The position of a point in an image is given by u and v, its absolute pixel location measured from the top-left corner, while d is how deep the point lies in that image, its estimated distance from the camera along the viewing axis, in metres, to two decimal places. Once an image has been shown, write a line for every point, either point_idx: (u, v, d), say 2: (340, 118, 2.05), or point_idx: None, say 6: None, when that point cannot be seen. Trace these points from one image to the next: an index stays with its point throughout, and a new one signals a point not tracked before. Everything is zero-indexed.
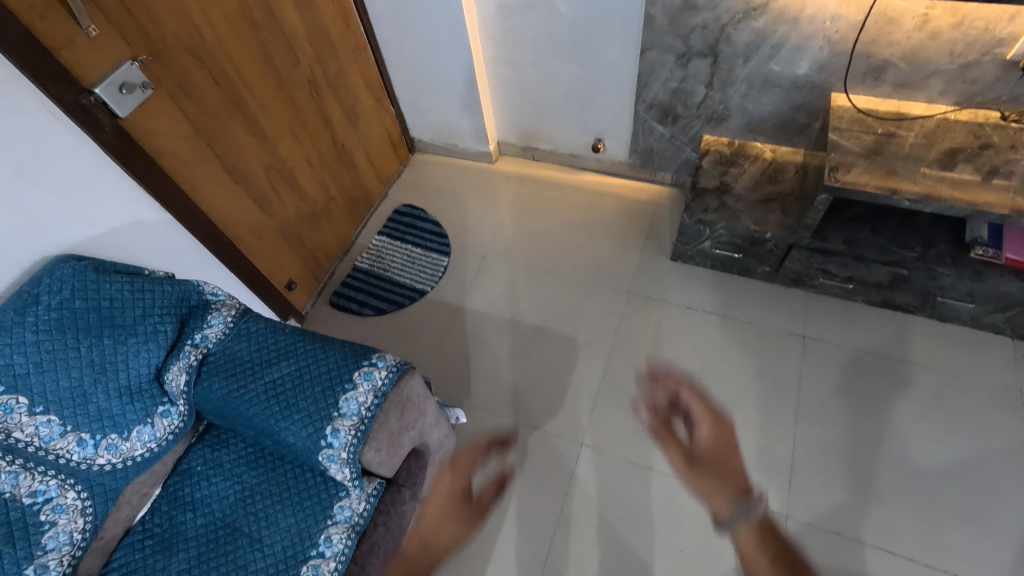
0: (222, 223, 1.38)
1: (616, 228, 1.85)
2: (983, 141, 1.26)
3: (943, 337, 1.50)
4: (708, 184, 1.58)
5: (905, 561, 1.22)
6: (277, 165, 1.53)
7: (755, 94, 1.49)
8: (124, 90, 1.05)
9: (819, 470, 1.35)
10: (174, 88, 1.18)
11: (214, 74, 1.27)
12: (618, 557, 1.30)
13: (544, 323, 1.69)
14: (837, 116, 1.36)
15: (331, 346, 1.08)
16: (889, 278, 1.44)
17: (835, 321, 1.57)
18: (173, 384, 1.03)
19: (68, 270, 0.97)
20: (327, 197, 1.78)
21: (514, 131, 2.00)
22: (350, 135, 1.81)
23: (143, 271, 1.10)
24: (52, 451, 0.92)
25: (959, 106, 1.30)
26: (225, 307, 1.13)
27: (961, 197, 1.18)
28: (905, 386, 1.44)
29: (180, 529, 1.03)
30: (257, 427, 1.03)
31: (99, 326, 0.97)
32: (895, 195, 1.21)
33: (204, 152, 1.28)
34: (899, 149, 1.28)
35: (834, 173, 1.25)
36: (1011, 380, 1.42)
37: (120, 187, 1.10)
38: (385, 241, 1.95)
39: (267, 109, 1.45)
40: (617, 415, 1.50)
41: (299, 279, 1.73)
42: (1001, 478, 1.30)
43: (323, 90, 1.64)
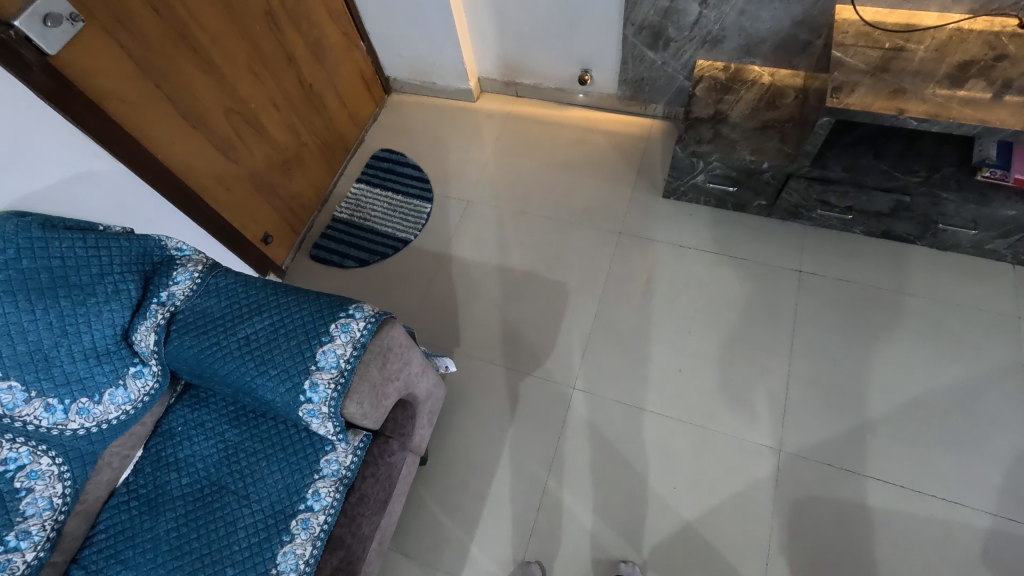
0: (184, 174, 1.30)
1: (607, 166, 1.76)
2: (999, 52, 1.17)
3: (941, 265, 1.46)
4: (701, 112, 1.49)
5: (896, 488, 1.24)
6: (239, 109, 1.43)
7: (753, 10, 1.37)
8: (48, 23, 0.95)
9: (810, 403, 1.34)
10: (109, 20, 1.07)
11: (154, 2, 1.15)
12: (611, 494, 1.30)
13: (533, 268, 1.63)
14: (840, 31, 1.26)
15: (305, 298, 1.02)
16: (890, 207, 1.38)
17: (833, 253, 1.52)
18: (142, 344, 1.00)
19: (11, 227, 0.90)
20: (298, 143, 1.68)
21: (495, 65, 1.86)
22: (317, 74, 1.68)
23: (97, 226, 1.03)
24: (18, 417, 0.90)
25: (974, 14, 1.20)
26: (192, 262, 1.08)
27: (971, 114, 1.10)
28: (903, 317, 1.42)
29: (166, 489, 1.01)
30: (234, 385, 1.00)
31: (53, 286, 0.92)
32: (901, 115, 1.13)
33: (152, 94, 1.19)
34: (908, 65, 1.19)
35: (836, 94, 1.17)
36: (1010, 306, 1.39)
37: (68, 141, 1.04)
38: (364, 189, 1.85)
39: (221, 45, 1.33)
40: (608, 357, 1.47)
41: (276, 232, 1.66)
42: (993, 406, 1.29)
43: (283, 22, 1.51)
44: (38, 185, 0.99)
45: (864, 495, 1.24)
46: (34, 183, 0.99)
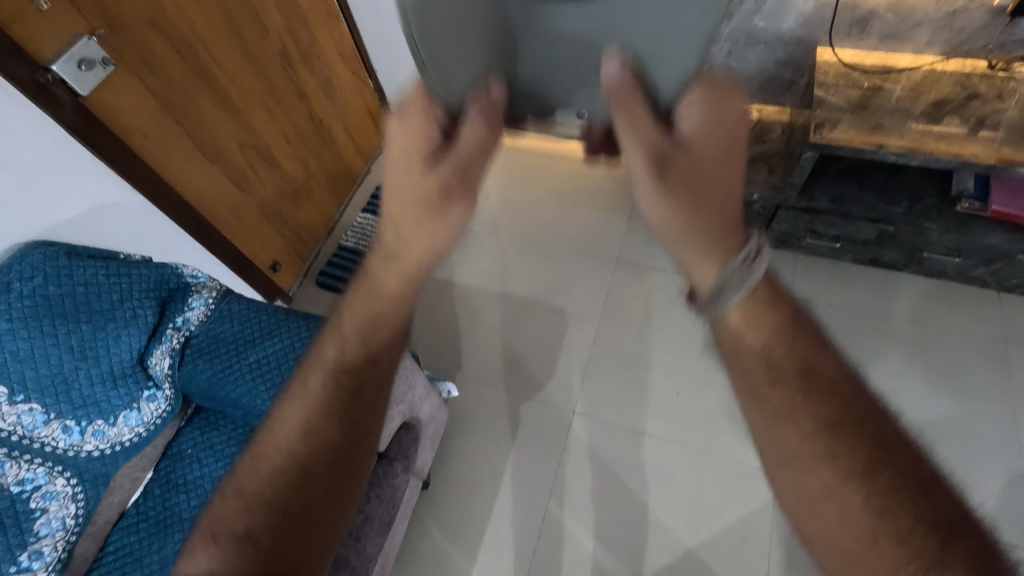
0: (200, 204, 1.36)
1: (604, 196, 1.83)
2: (971, 91, 1.25)
3: (928, 291, 1.51)
4: None
5: None
6: (253, 143, 1.50)
7: (740, 51, 1.44)
8: (82, 66, 1.03)
9: None
10: (137, 62, 1.14)
11: (179, 47, 1.23)
12: (612, 519, 1.32)
13: (534, 294, 1.68)
14: (822, 71, 1.35)
15: (314, 323, 1.07)
16: (876, 235, 1.43)
17: (824, 280, 1.57)
18: (157, 367, 1.04)
19: (41, 255, 0.96)
20: (308, 174, 1.75)
21: None
22: (326, 108, 1.76)
23: (118, 255, 1.09)
24: (38, 438, 0.94)
25: (947, 56, 1.29)
26: (206, 289, 1.12)
27: (946, 149, 1.17)
28: (894, 342, 1.46)
29: (175, 511, 1.03)
30: (245, 407, 1.04)
31: (76, 311, 0.97)
32: (880, 149, 1.20)
33: (173, 129, 1.26)
34: (886, 103, 1.27)
35: (819, 130, 1.25)
36: (998, 331, 1.44)
37: (90, 170, 1.10)
38: (370, 218, 1.92)
39: (238, 83, 1.41)
40: (608, 382, 1.50)
41: (284, 259, 1.71)
42: (984, 429, 1.32)
43: (297, 62, 1.60)
44: (65, 216, 1.07)
45: None
46: (58, 216, 1.06)
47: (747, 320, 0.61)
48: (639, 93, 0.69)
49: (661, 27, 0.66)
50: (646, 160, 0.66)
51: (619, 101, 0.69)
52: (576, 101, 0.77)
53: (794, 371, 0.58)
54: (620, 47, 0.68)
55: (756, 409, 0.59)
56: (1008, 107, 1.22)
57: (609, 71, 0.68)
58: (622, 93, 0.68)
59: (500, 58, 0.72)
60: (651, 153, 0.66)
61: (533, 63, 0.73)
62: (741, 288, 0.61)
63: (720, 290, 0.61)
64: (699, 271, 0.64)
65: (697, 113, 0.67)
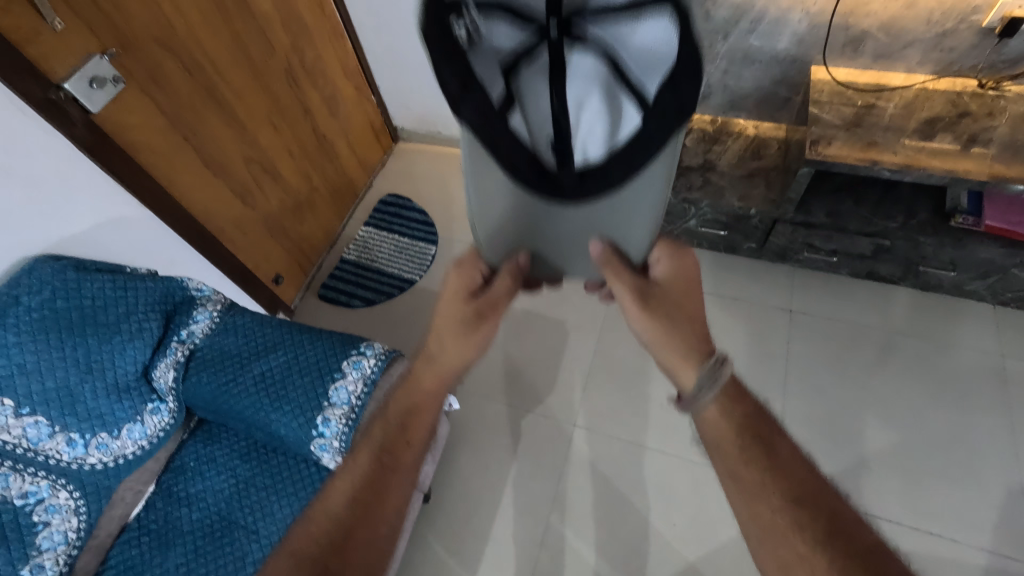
0: (205, 218, 1.38)
1: None
2: (962, 110, 1.28)
3: (924, 305, 1.53)
4: (692, 161, 1.58)
5: (894, 525, 1.26)
6: (258, 158, 1.52)
7: (735, 70, 1.47)
8: (93, 85, 1.05)
9: (806, 440, 1.38)
10: (146, 80, 1.17)
11: (188, 66, 1.26)
12: (613, 532, 1.32)
13: (534, 307, 1.69)
14: (817, 90, 1.37)
15: (319, 336, 1.08)
16: (872, 250, 1.46)
17: (822, 293, 1.59)
18: (161, 380, 1.05)
19: (48, 269, 0.97)
20: (311, 188, 1.77)
21: None
22: (329, 124, 1.79)
23: (125, 269, 1.10)
24: (41, 451, 0.94)
25: (938, 75, 1.32)
26: (211, 302, 1.14)
27: (940, 165, 1.19)
28: (892, 354, 1.47)
29: (177, 524, 1.03)
30: (248, 420, 1.04)
31: (82, 325, 0.98)
32: (875, 166, 1.22)
33: (180, 145, 1.28)
34: (879, 120, 1.30)
35: (815, 146, 1.27)
36: (994, 344, 1.45)
37: (98, 184, 1.11)
38: (372, 232, 1.94)
39: (244, 99, 1.44)
40: (608, 394, 1.51)
41: (286, 273, 1.73)
42: (983, 442, 1.33)
43: (301, 79, 1.63)
44: (71, 230, 1.09)
45: None
46: (64, 229, 1.07)
47: (723, 411, 0.67)
48: (619, 258, 0.81)
49: (629, 220, 0.79)
50: (631, 300, 0.78)
51: (612, 264, 0.81)
52: (579, 262, 0.86)
53: (762, 452, 0.64)
54: (602, 233, 0.81)
55: (735, 487, 0.63)
56: (999, 124, 1.25)
57: (598, 247, 0.81)
58: (612, 262, 0.80)
59: (516, 237, 0.83)
60: (634, 294, 0.78)
61: (546, 239, 0.83)
62: (712, 387, 0.68)
63: (697, 392, 0.69)
64: (682, 371, 0.73)
65: (663, 263, 0.82)
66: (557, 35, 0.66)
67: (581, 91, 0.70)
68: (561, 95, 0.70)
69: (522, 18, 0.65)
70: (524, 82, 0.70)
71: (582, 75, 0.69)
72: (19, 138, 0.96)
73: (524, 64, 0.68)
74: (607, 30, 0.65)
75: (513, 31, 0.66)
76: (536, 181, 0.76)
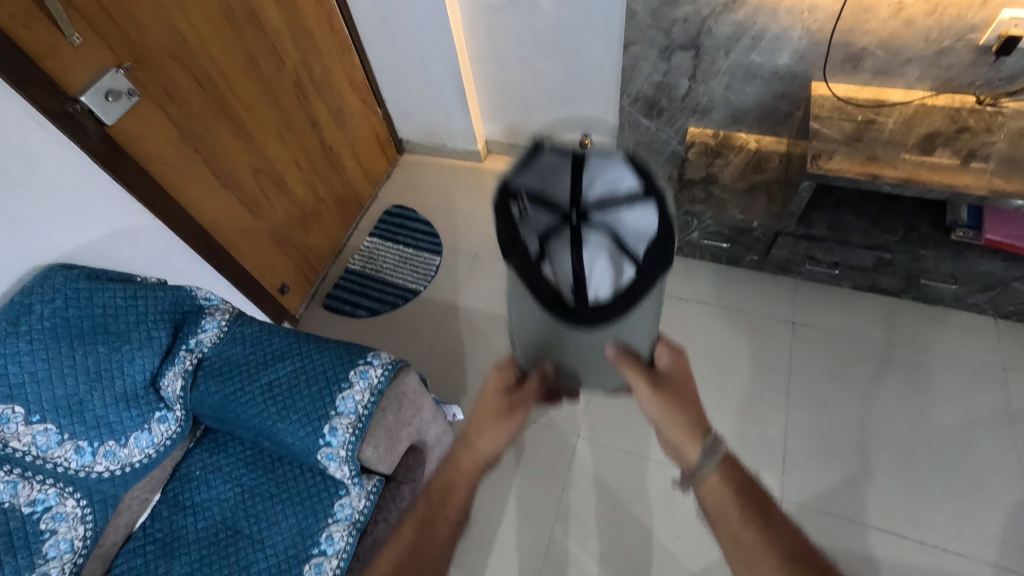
0: (214, 228, 1.40)
1: None
2: (961, 125, 1.30)
3: (926, 317, 1.54)
4: (694, 175, 1.61)
5: (898, 537, 1.26)
6: (266, 169, 1.54)
7: (737, 85, 1.50)
8: (109, 98, 1.07)
9: (809, 452, 1.38)
10: (159, 94, 1.19)
11: (200, 79, 1.28)
12: (617, 544, 1.32)
13: None
14: (817, 105, 1.39)
15: (326, 346, 1.09)
16: (873, 262, 1.47)
17: (824, 305, 1.60)
18: (169, 389, 1.05)
19: (60, 279, 0.99)
20: (317, 199, 1.79)
21: (501, 129, 2.01)
22: (336, 136, 1.81)
23: (135, 278, 1.12)
24: (50, 459, 0.95)
25: (937, 91, 1.34)
26: (219, 311, 1.15)
27: (940, 180, 1.21)
28: (894, 366, 1.48)
29: (182, 533, 1.04)
30: (255, 429, 1.05)
31: (93, 333, 0.98)
32: (875, 180, 1.24)
33: (191, 157, 1.30)
34: (879, 136, 1.31)
35: (817, 160, 1.28)
36: (996, 357, 1.46)
37: (110, 195, 1.12)
38: (377, 242, 1.95)
39: (253, 112, 1.46)
40: (611, 406, 1.51)
41: (292, 282, 1.74)
42: (986, 454, 1.33)
43: (310, 92, 1.65)
44: (85, 239, 1.09)
45: (869, 546, 1.25)
46: (76, 240, 1.08)
47: (724, 478, 0.74)
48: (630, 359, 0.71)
49: (637, 327, 0.67)
50: (645, 389, 0.74)
51: (626, 365, 0.71)
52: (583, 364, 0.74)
53: (757, 513, 0.71)
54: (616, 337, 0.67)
55: (736, 550, 0.69)
56: (998, 139, 1.27)
57: (611, 348, 0.67)
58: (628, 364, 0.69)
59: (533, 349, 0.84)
60: (649, 383, 0.73)
61: (567, 348, 0.70)
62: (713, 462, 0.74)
63: (697, 469, 0.75)
64: (685, 445, 0.76)
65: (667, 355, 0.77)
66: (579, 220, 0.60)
67: (597, 257, 0.60)
68: (580, 262, 0.60)
69: (545, 205, 0.60)
70: (547, 250, 0.61)
71: (600, 249, 0.59)
72: (35, 150, 0.98)
73: (553, 237, 0.60)
74: (622, 218, 0.60)
75: (540, 212, 0.60)
76: (557, 313, 0.63)
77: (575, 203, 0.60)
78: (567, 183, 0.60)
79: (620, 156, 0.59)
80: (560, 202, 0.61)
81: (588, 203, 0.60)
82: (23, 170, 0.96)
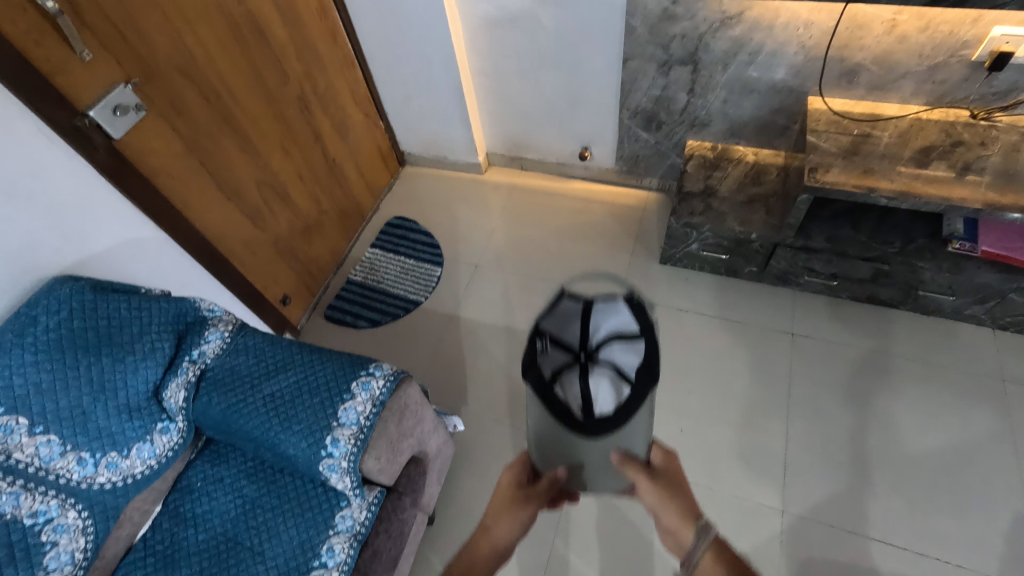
0: (217, 240, 1.41)
1: (606, 234, 1.88)
2: (956, 139, 1.31)
3: (924, 329, 1.55)
4: (693, 187, 1.62)
5: (900, 551, 1.26)
6: (269, 182, 1.56)
7: (735, 99, 1.53)
8: (117, 112, 1.09)
9: (810, 464, 1.38)
10: (166, 108, 1.21)
11: (206, 93, 1.30)
12: (618, 557, 1.31)
13: None
14: (814, 119, 1.41)
15: (328, 357, 1.10)
16: (871, 274, 1.48)
17: (823, 317, 1.60)
18: (172, 400, 1.06)
19: (66, 290, 0.99)
20: (319, 211, 1.81)
21: (502, 141, 2.03)
22: (339, 149, 1.83)
23: (139, 289, 1.13)
24: (52, 470, 0.94)
25: (931, 106, 1.36)
26: (222, 322, 1.16)
27: (935, 193, 1.23)
28: (893, 378, 1.48)
29: (182, 546, 1.04)
30: (257, 440, 1.05)
31: (97, 344, 0.99)
32: (872, 193, 1.25)
33: (196, 170, 1.31)
34: (875, 149, 1.33)
35: (814, 173, 1.30)
36: (995, 369, 1.46)
37: (116, 207, 1.14)
38: (378, 253, 1.97)
39: (258, 125, 1.48)
40: None
41: (294, 293, 1.75)
42: (987, 466, 1.33)
43: (314, 105, 1.68)
44: (92, 250, 1.11)
45: (870, 558, 1.25)
46: (83, 251, 1.09)
47: (716, 558, 0.76)
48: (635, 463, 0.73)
49: (638, 432, 0.68)
50: (645, 484, 0.77)
51: (630, 467, 0.72)
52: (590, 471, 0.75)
53: None
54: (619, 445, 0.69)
55: None
56: (992, 153, 1.28)
57: (616, 456, 0.69)
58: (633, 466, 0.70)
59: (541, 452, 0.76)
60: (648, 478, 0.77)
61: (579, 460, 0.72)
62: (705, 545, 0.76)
63: (692, 553, 0.77)
64: (682, 530, 0.79)
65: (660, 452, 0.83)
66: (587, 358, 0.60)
67: (601, 388, 0.60)
68: (584, 393, 0.60)
69: (557, 342, 0.61)
70: (557, 383, 0.61)
71: (604, 381, 0.60)
72: (45, 163, 1.00)
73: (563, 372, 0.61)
74: (625, 355, 0.60)
75: (551, 349, 0.61)
76: (567, 429, 0.63)
77: (582, 342, 0.61)
78: (576, 326, 0.61)
79: (622, 297, 0.61)
80: (572, 343, 0.61)
81: (595, 342, 0.61)
82: (31, 183, 0.98)
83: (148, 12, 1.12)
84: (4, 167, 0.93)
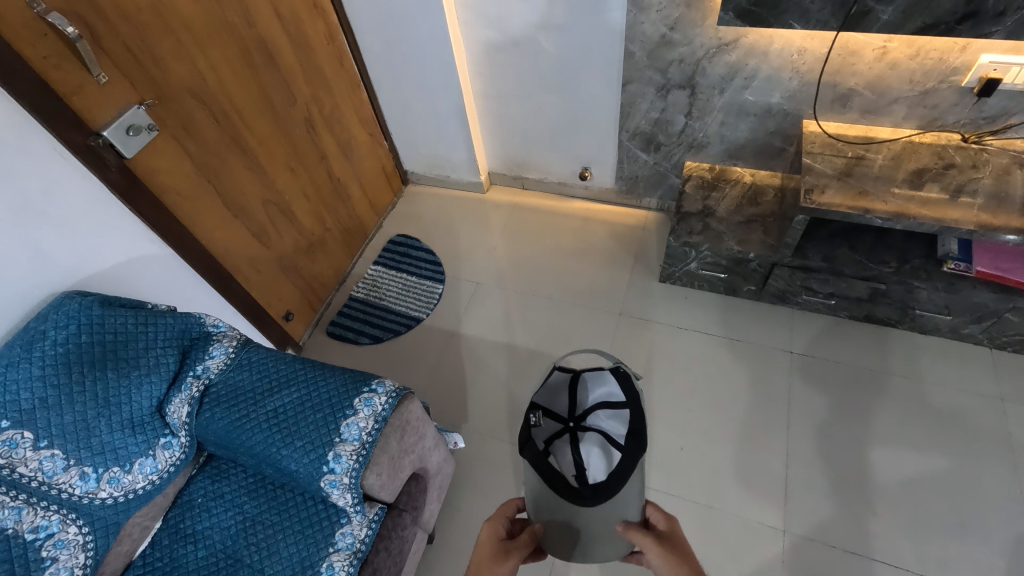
0: (223, 257, 1.43)
1: (606, 253, 1.90)
2: (947, 161, 1.34)
3: (923, 349, 1.56)
4: (691, 207, 1.65)
5: (903, 573, 1.25)
6: (275, 200, 1.59)
7: (732, 121, 1.57)
8: (130, 132, 1.11)
9: (811, 484, 1.38)
10: (177, 128, 1.24)
11: (216, 114, 1.34)
12: None
13: (538, 346, 1.72)
14: (809, 141, 1.44)
15: (331, 373, 1.11)
16: (868, 293, 1.50)
17: (822, 335, 1.62)
18: (174, 416, 1.07)
19: (75, 305, 1.01)
20: (323, 229, 1.83)
21: (503, 162, 2.07)
22: (343, 168, 1.87)
23: (146, 305, 1.14)
24: (55, 485, 0.94)
25: (923, 129, 1.39)
26: (227, 337, 1.18)
27: (929, 214, 1.25)
28: (892, 397, 1.49)
29: (182, 562, 1.04)
30: (258, 456, 1.06)
31: (103, 359, 1.00)
32: (867, 214, 1.27)
33: (204, 188, 1.34)
34: (869, 171, 1.36)
35: (810, 195, 1.33)
36: (994, 389, 1.47)
37: (125, 225, 1.16)
38: (380, 270, 1.99)
39: (265, 145, 1.51)
40: None
41: (297, 310, 1.77)
42: (989, 488, 1.33)
43: (319, 126, 1.71)
44: (101, 267, 1.13)
45: None
46: (92, 267, 1.11)
47: None
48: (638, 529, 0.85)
49: (632, 498, 0.86)
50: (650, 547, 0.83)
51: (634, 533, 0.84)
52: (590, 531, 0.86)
53: None
54: (620, 513, 0.86)
55: None
56: (984, 176, 1.30)
57: (621, 525, 0.85)
58: (640, 536, 0.83)
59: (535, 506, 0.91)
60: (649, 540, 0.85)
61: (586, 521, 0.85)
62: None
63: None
64: None
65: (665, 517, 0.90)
66: (574, 426, 0.90)
67: (591, 453, 0.87)
68: (580, 458, 0.87)
69: (553, 416, 0.92)
70: (552, 452, 0.88)
71: (593, 446, 0.88)
72: (59, 180, 1.02)
73: (555, 439, 0.90)
74: (608, 420, 0.90)
75: (548, 421, 0.91)
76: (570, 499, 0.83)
77: (574, 412, 0.92)
78: (565, 397, 0.93)
79: (608, 372, 0.91)
80: (563, 416, 0.92)
81: (580, 414, 0.92)
82: (44, 201, 1.00)
83: (163, 37, 1.16)
84: (20, 185, 0.96)
